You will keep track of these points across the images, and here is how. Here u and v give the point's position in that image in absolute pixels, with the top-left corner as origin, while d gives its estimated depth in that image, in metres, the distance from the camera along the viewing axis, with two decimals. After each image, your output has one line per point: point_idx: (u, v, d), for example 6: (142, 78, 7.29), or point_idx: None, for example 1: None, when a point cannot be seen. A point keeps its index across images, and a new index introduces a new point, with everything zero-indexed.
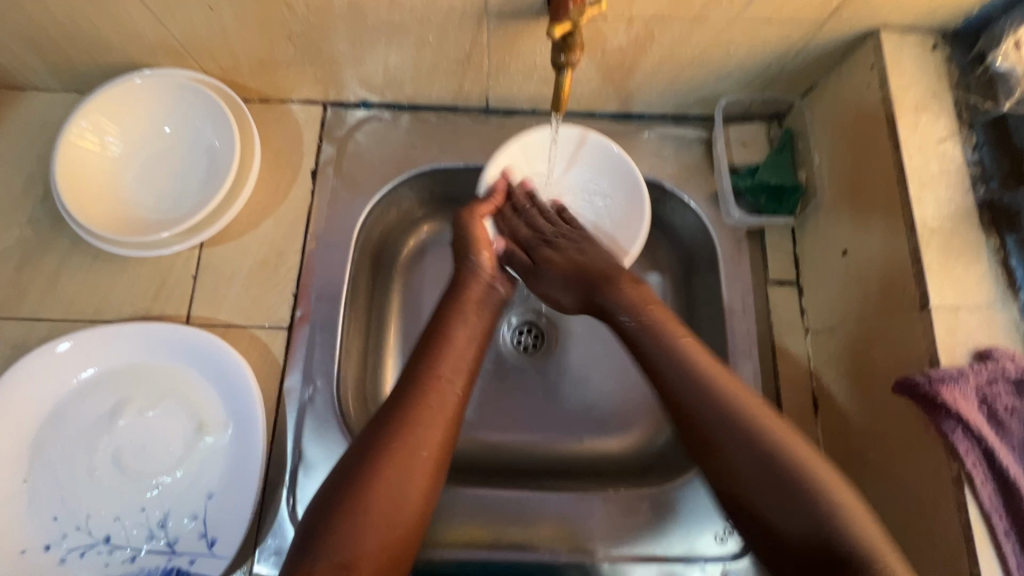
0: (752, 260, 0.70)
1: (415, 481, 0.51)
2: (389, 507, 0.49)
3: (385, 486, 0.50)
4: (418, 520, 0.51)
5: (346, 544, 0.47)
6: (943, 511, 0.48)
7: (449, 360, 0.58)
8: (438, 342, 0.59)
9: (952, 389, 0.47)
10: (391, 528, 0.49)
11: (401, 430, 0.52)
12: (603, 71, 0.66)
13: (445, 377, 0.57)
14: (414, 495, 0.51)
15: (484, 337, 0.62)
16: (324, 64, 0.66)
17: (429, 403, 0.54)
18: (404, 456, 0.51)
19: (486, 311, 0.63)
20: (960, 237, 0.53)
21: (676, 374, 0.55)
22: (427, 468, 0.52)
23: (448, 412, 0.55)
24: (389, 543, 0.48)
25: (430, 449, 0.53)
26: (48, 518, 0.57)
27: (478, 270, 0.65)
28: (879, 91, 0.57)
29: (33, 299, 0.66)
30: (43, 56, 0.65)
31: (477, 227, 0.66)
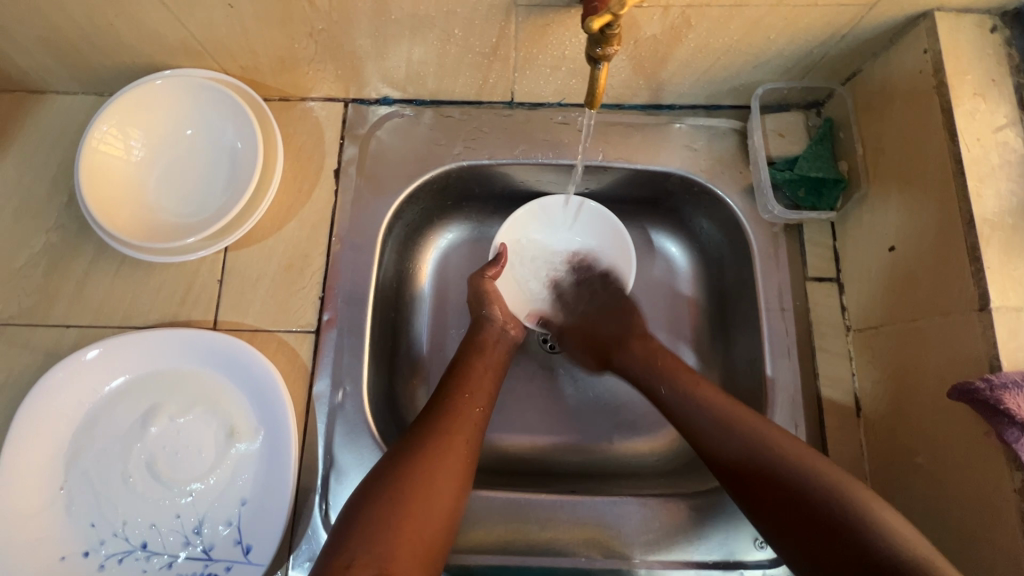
0: (790, 256, 0.68)
1: (445, 484, 0.52)
2: (420, 505, 0.50)
3: (421, 484, 0.51)
4: (447, 523, 0.51)
5: (382, 539, 0.47)
6: (1004, 523, 0.46)
7: (472, 382, 0.62)
8: (460, 369, 0.63)
9: (1017, 396, 0.44)
10: (426, 524, 0.50)
11: (432, 436, 0.55)
12: (634, 61, 0.63)
13: (468, 395, 0.60)
14: (444, 496, 0.52)
15: (501, 371, 0.66)
16: (345, 60, 0.64)
17: (455, 415, 0.58)
18: (436, 461, 0.53)
19: (498, 353, 0.67)
20: (1022, 233, 0.50)
21: (680, 401, 0.60)
22: (456, 473, 0.54)
23: (472, 426, 0.58)
24: (423, 541, 0.49)
25: (457, 455, 0.55)
26: (86, 525, 0.58)
27: (493, 319, 0.69)
28: (933, 79, 0.54)
29: (62, 305, 0.65)
30: (63, 59, 0.64)
31: (489, 287, 0.70)
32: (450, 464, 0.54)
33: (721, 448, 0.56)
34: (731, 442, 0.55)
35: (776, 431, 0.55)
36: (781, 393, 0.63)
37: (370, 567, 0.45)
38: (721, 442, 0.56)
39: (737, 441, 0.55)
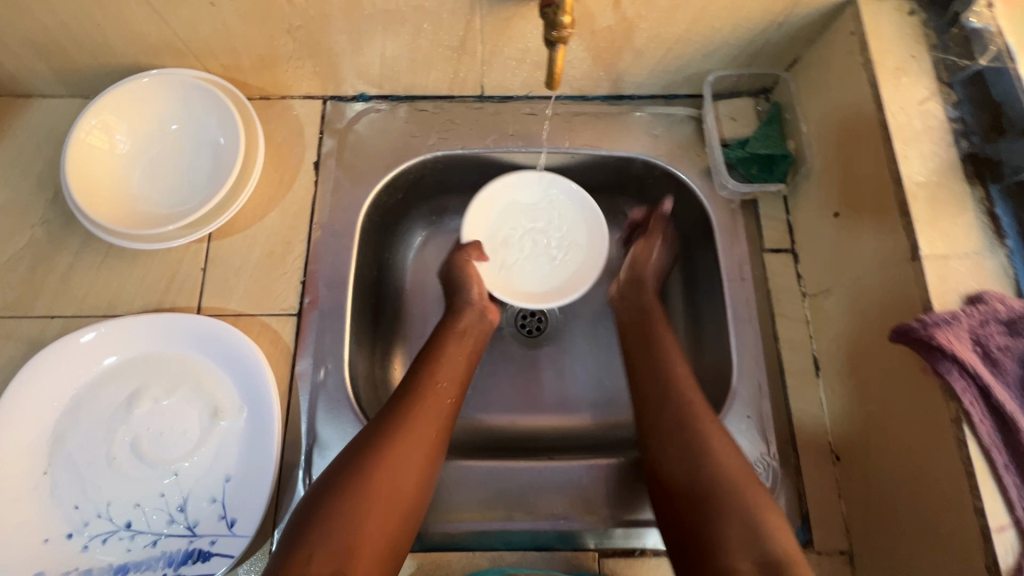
0: (747, 231, 0.72)
1: (413, 470, 0.56)
2: (390, 491, 0.53)
3: (386, 479, 0.54)
4: (411, 510, 0.55)
5: (349, 523, 0.51)
6: (946, 453, 0.49)
7: (448, 368, 0.65)
8: (432, 357, 0.66)
9: (946, 331, 0.48)
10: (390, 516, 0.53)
11: (399, 428, 0.57)
12: (593, 52, 0.68)
13: (444, 384, 0.63)
14: (409, 489, 0.55)
15: (477, 353, 0.69)
16: (323, 57, 0.68)
17: (429, 403, 0.60)
18: (407, 448, 0.56)
19: (476, 339, 0.70)
20: (946, 189, 0.54)
21: (641, 362, 0.65)
22: (425, 460, 0.57)
23: (444, 413, 0.61)
24: (390, 522, 0.53)
25: (427, 442, 0.58)
26: (70, 506, 0.58)
27: (470, 303, 0.71)
28: (860, 57, 0.60)
29: (45, 296, 0.67)
30: (51, 61, 0.67)
31: (471, 269, 0.73)
32: (420, 453, 0.57)
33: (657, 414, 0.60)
34: (677, 461, 0.56)
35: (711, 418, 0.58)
36: (744, 356, 0.67)
37: (331, 560, 0.48)
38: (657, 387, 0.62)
39: (676, 450, 0.57)
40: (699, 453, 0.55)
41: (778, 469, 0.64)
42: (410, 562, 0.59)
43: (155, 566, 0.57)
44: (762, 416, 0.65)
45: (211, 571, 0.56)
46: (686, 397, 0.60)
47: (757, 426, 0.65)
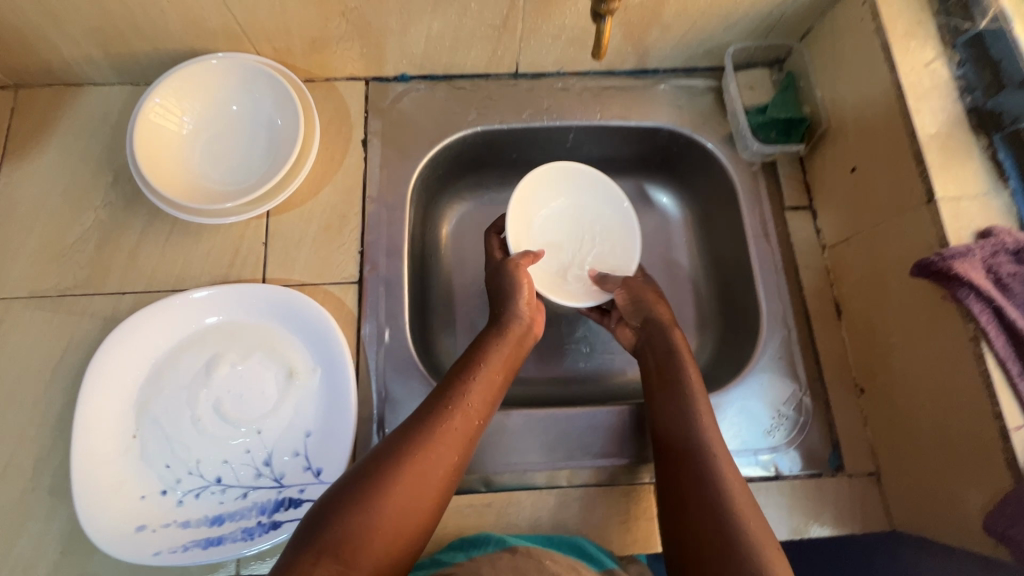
0: (769, 190, 0.78)
1: (430, 487, 0.52)
2: (403, 509, 0.50)
3: (403, 496, 0.50)
4: (419, 535, 0.51)
5: (356, 537, 0.47)
6: (964, 370, 0.56)
7: (483, 385, 0.60)
8: (472, 368, 0.61)
9: (963, 261, 0.55)
10: (399, 534, 0.49)
11: (427, 444, 0.53)
12: (624, 28, 0.73)
13: (477, 401, 0.59)
14: (422, 510, 0.51)
15: (513, 370, 0.65)
16: (371, 38, 0.72)
17: (458, 421, 0.56)
18: (427, 463, 0.53)
19: (518, 347, 0.66)
20: (955, 139, 0.61)
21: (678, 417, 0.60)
22: (443, 478, 0.53)
23: (469, 434, 0.57)
24: (397, 544, 0.49)
25: (448, 461, 0.54)
26: (163, 465, 0.62)
27: (518, 313, 0.67)
28: (872, 23, 0.66)
29: (115, 274, 0.70)
30: (109, 48, 0.70)
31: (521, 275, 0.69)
32: (440, 470, 0.53)
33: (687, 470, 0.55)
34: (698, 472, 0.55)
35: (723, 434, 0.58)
36: (773, 304, 0.74)
37: (330, 571, 0.45)
38: (689, 447, 0.57)
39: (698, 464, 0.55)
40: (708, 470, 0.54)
41: (810, 405, 0.70)
42: (483, 502, 0.64)
43: (249, 515, 0.61)
44: (792, 357, 0.72)
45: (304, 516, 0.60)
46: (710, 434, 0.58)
47: (788, 366, 0.71)
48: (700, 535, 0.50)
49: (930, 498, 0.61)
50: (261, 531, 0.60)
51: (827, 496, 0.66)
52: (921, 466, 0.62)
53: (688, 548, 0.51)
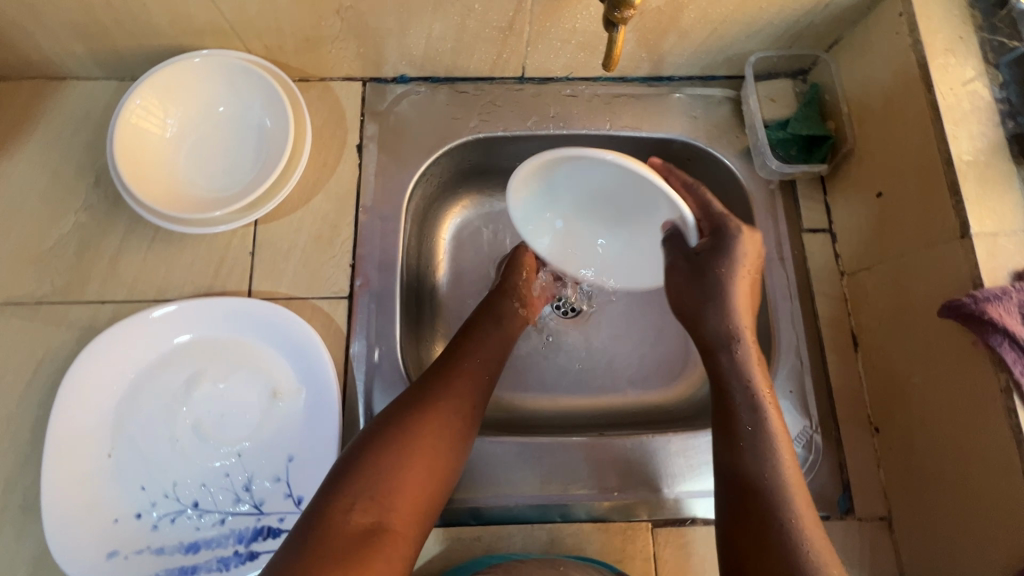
0: (786, 211, 0.74)
1: (448, 443, 0.55)
2: (425, 463, 0.52)
3: (428, 443, 0.53)
4: (445, 481, 0.54)
5: (384, 487, 0.49)
6: (992, 420, 0.52)
7: (485, 350, 0.63)
8: (478, 334, 0.65)
9: (998, 306, 0.50)
10: (427, 480, 0.52)
11: (444, 399, 0.56)
12: (639, 33, 0.68)
13: (481, 364, 0.62)
14: (447, 459, 0.54)
15: (513, 335, 0.67)
16: (368, 38, 0.68)
17: (468, 382, 0.59)
18: (443, 420, 0.55)
19: (517, 322, 0.69)
20: (994, 168, 0.56)
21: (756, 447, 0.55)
22: (460, 434, 0.56)
23: (479, 394, 0.59)
24: (422, 495, 0.51)
25: (461, 418, 0.57)
26: (137, 488, 0.59)
27: (517, 287, 0.71)
28: (909, 37, 0.61)
29: (94, 282, 0.67)
30: (91, 42, 0.66)
31: (524, 254, 0.74)
32: (456, 427, 0.56)
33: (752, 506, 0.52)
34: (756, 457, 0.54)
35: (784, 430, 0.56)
36: (785, 333, 0.69)
37: (370, 512, 0.48)
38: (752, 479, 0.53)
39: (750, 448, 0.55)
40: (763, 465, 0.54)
41: (821, 442, 0.66)
42: (472, 534, 0.62)
43: (225, 543, 0.58)
44: (804, 391, 0.68)
45: None
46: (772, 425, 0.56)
47: (799, 401, 0.67)
48: (762, 569, 0.48)
49: (946, 551, 0.57)
50: (238, 561, 0.57)
51: (835, 540, 0.63)
52: (938, 517, 0.58)
53: (741, 536, 0.51)
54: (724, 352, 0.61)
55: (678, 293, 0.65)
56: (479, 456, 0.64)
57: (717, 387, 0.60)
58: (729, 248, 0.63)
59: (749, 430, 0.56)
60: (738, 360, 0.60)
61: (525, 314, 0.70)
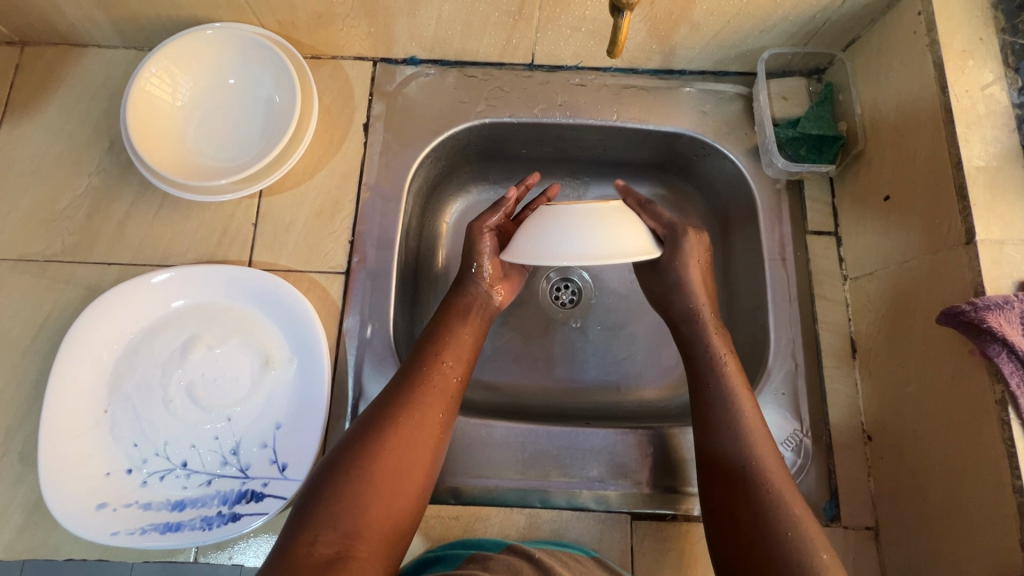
0: (791, 211, 0.73)
1: (418, 462, 0.51)
2: (393, 485, 0.49)
3: (391, 462, 0.50)
4: (417, 498, 0.51)
5: (349, 516, 0.46)
6: (986, 432, 0.50)
7: (454, 352, 0.59)
8: (441, 331, 0.60)
9: (999, 315, 0.49)
10: (395, 503, 0.49)
11: (405, 409, 0.53)
12: (650, 24, 0.68)
13: (449, 369, 0.58)
14: (415, 475, 0.51)
15: (481, 337, 0.63)
16: (379, 17, 0.68)
17: (437, 392, 0.55)
18: (410, 438, 0.52)
19: (483, 315, 0.64)
20: (1006, 175, 0.54)
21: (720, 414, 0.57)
22: (429, 450, 0.53)
23: (448, 403, 0.56)
24: (393, 519, 0.48)
25: (431, 432, 0.53)
26: (130, 444, 0.61)
27: (479, 279, 0.65)
28: (926, 37, 0.59)
29: (102, 243, 0.69)
30: (111, 10, 0.68)
31: (488, 241, 0.64)
32: (426, 445, 0.52)
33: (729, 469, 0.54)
34: (731, 444, 0.55)
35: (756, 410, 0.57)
36: (782, 335, 0.68)
37: (333, 546, 0.44)
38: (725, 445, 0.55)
39: (725, 438, 0.55)
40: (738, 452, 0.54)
41: (810, 447, 0.65)
42: (451, 513, 0.62)
43: (210, 503, 0.60)
44: (797, 394, 0.67)
45: (264, 511, 0.59)
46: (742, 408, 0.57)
47: (791, 403, 0.66)
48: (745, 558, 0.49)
49: (930, 564, 0.56)
50: (220, 522, 0.59)
51: None
52: (924, 529, 0.57)
53: (731, 528, 0.51)
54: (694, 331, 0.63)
55: (656, 290, 0.68)
56: (464, 438, 0.64)
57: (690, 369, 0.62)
58: (680, 249, 0.63)
59: (717, 407, 0.57)
60: (702, 331, 0.63)
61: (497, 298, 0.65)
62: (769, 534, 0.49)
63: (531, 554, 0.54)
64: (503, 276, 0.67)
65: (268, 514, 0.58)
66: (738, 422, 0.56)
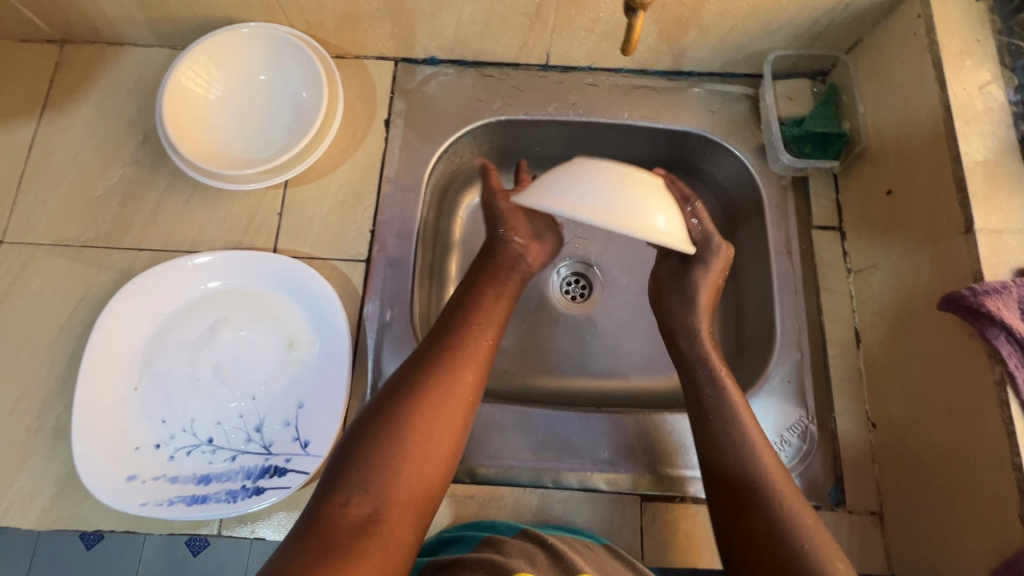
0: (797, 207, 0.75)
1: (448, 425, 0.52)
2: (423, 447, 0.50)
3: (422, 426, 0.51)
4: (448, 460, 0.52)
5: (380, 478, 0.48)
6: (986, 413, 0.52)
7: (481, 320, 0.60)
8: (471, 300, 0.62)
9: (997, 299, 0.51)
10: (425, 465, 0.50)
11: (435, 373, 0.54)
12: (660, 26, 0.71)
13: (477, 335, 0.59)
14: (447, 438, 0.52)
15: (513, 301, 0.65)
16: (402, 18, 0.72)
17: (465, 357, 0.56)
18: (440, 403, 0.53)
19: (514, 286, 0.66)
20: (1004, 168, 0.56)
21: (707, 405, 0.60)
22: (460, 414, 0.54)
23: (476, 367, 0.57)
24: (426, 479, 0.50)
25: (459, 395, 0.54)
26: (158, 420, 0.64)
27: (508, 241, 0.69)
28: (926, 38, 0.62)
29: (135, 230, 0.72)
30: (149, 11, 0.72)
31: (505, 202, 0.71)
32: (455, 408, 0.54)
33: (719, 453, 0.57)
34: (729, 451, 0.56)
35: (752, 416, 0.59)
36: (788, 325, 0.70)
37: (366, 506, 0.47)
38: (715, 432, 0.58)
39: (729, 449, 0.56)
40: (740, 463, 0.55)
41: (816, 433, 0.67)
42: (466, 492, 0.64)
43: (235, 478, 0.62)
44: (803, 383, 0.68)
45: (287, 485, 0.61)
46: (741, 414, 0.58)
47: (797, 391, 0.68)
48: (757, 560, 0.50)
49: (935, 543, 0.57)
50: (244, 495, 0.61)
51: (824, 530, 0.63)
52: (928, 510, 0.58)
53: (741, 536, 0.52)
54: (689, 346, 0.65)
55: (661, 288, 0.71)
56: (478, 419, 0.67)
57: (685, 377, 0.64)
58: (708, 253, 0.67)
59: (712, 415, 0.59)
60: (696, 343, 0.65)
61: (528, 258, 0.69)
62: (769, 500, 0.53)
63: (543, 539, 0.54)
64: (534, 241, 0.71)
65: (290, 488, 0.61)
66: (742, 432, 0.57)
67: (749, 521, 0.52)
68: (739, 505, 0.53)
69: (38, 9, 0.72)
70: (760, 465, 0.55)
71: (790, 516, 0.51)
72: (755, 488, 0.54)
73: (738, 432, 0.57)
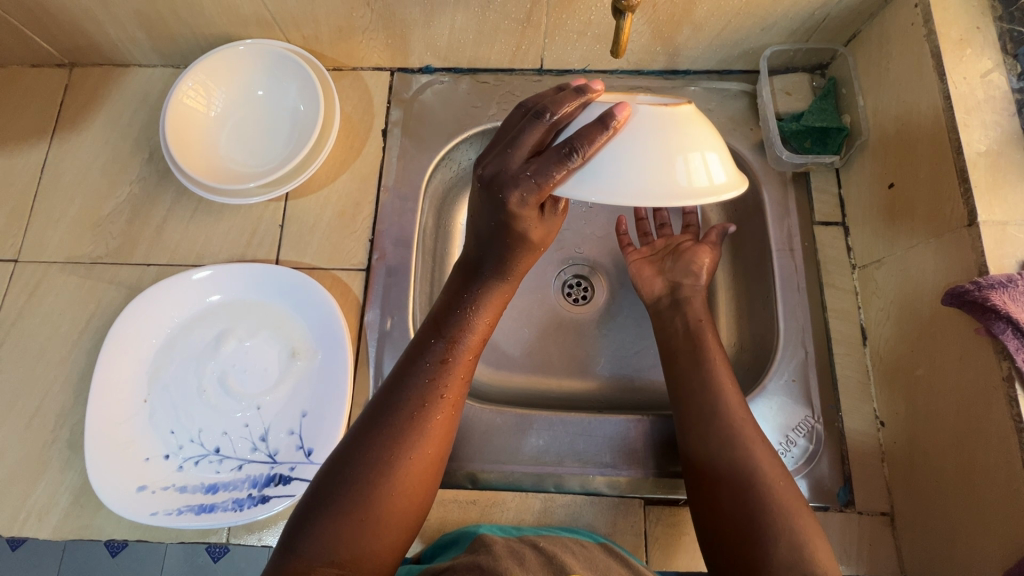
0: (798, 202, 0.74)
1: (420, 487, 0.52)
2: (393, 513, 0.49)
3: (393, 492, 0.50)
4: (416, 518, 0.52)
5: (348, 546, 0.47)
6: (993, 410, 0.51)
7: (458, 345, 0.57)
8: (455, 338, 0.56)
9: (1002, 293, 0.49)
10: (393, 529, 0.50)
11: (411, 432, 0.52)
12: (653, 26, 0.71)
13: (461, 382, 0.56)
14: (416, 499, 0.52)
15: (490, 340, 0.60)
16: (396, 29, 0.73)
17: (441, 394, 0.54)
18: (414, 466, 0.51)
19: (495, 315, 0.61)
20: (1008, 157, 0.55)
21: (700, 399, 0.60)
22: (430, 474, 0.53)
23: (453, 419, 0.55)
24: (396, 540, 0.50)
25: (434, 452, 0.53)
26: (167, 431, 0.65)
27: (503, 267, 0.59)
28: (923, 28, 0.61)
29: (142, 245, 0.74)
30: (152, 33, 0.74)
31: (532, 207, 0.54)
32: (427, 446, 0.52)
33: (707, 446, 0.57)
34: (715, 438, 0.57)
35: (739, 396, 0.60)
36: (791, 323, 0.69)
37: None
38: (705, 429, 0.58)
39: (713, 431, 0.57)
40: (723, 442, 0.56)
41: (822, 432, 0.66)
42: (468, 497, 0.64)
43: (241, 487, 0.63)
44: (808, 381, 0.67)
45: (291, 493, 0.62)
46: (728, 396, 0.59)
47: (802, 389, 0.67)
48: (738, 542, 0.51)
49: (943, 545, 0.56)
50: (251, 504, 0.62)
51: (833, 531, 0.62)
52: (936, 511, 0.57)
53: (725, 522, 0.53)
54: (687, 308, 0.68)
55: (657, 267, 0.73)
56: (480, 425, 0.67)
57: (676, 347, 0.65)
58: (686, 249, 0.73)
59: (701, 384, 0.61)
60: (693, 308, 0.68)
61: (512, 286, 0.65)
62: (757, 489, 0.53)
63: (536, 542, 0.54)
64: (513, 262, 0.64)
65: (295, 496, 0.62)
66: (728, 418, 0.58)
67: (738, 513, 0.52)
68: (724, 489, 0.54)
69: (46, 34, 0.75)
70: (745, 450, 0.55)
71: (777, 509, 0.51)
72: (748, 481, 0.54)
73: (728, 421, 0.57)
